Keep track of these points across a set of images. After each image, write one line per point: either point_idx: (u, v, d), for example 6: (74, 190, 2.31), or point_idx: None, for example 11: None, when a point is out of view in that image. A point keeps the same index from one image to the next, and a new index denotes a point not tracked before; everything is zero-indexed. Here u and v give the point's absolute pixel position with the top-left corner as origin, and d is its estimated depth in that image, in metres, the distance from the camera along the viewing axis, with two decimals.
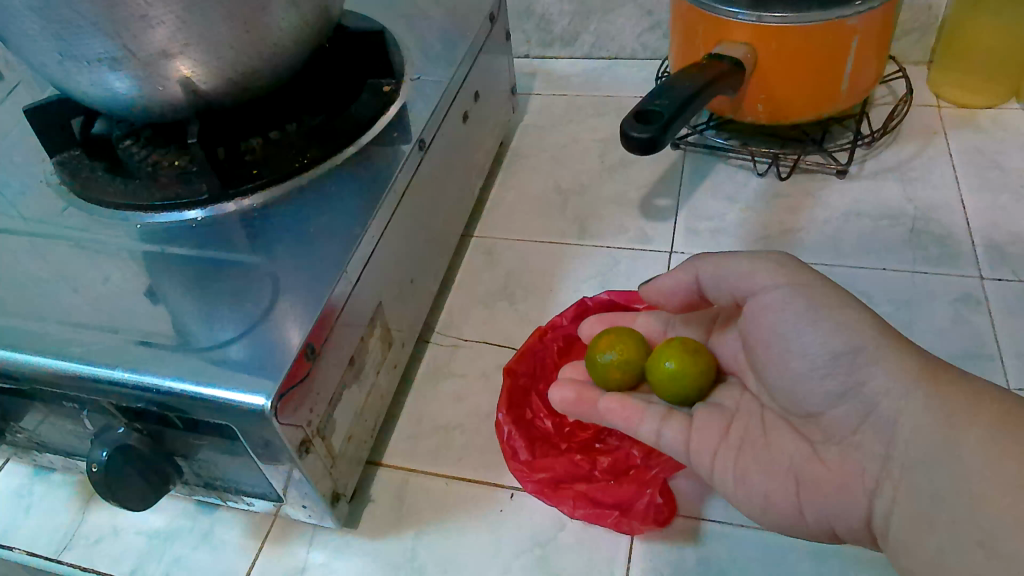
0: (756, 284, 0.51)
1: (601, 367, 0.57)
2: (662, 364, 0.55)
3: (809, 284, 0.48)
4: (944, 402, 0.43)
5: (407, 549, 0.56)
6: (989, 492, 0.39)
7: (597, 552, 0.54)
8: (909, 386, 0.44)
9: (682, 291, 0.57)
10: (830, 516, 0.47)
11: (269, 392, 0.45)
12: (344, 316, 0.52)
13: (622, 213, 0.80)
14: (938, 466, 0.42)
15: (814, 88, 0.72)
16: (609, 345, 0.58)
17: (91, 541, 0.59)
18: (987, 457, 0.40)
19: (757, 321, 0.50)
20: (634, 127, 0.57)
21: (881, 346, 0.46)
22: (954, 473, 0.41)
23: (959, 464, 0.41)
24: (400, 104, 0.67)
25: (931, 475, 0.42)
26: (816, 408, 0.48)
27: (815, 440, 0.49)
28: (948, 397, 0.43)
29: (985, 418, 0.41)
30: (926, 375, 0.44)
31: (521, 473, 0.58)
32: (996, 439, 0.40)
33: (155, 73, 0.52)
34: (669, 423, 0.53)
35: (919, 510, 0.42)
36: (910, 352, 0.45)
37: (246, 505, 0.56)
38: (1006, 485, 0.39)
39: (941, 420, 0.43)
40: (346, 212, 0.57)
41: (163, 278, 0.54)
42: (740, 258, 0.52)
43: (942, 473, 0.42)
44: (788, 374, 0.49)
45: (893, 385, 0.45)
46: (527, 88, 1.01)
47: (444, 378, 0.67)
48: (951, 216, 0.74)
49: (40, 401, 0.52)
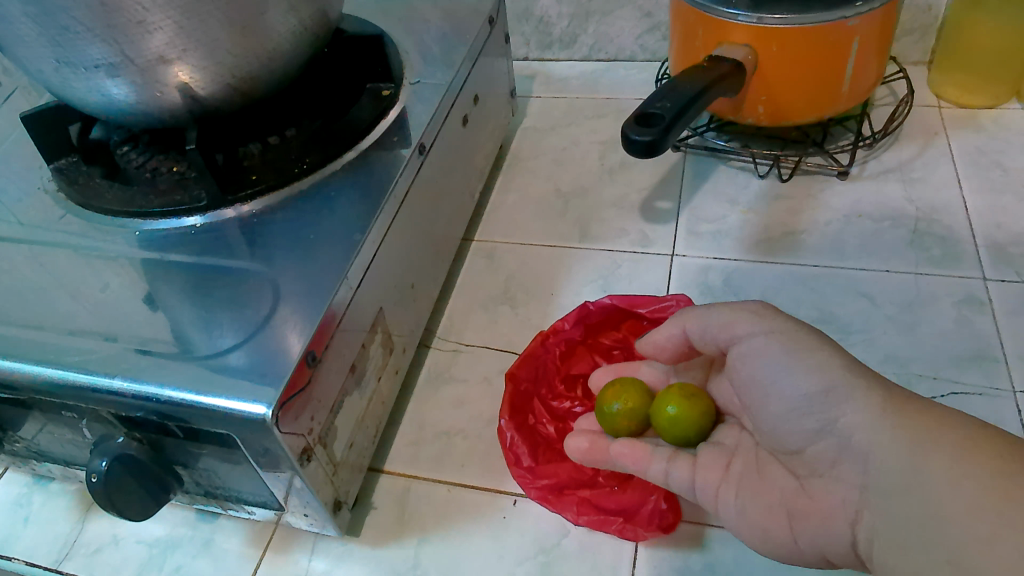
0: (735, 332, 0.51)
1: (609, 417, 0.57)
2: (664, 409, 0.55)
3: (784, 329, 0.49)
4: (912, 429, 0.42)
5: (409, 557, 0.56)
6: (958, 515, 0.39)
7: (601, 559, 0.54)
8: (877, 416, 0.44)
9: (674, 344, 0.57)
10: (818, 544, 0.45)
11: (270, 400, 0.44)
12: (345, 322, 0.52)
13: (623, 216, 0.80)
14: (909, 491, 0.41)
15: (815, 90, 0.72)
16: (615, 396, 0.57)
17: (90, 551, 0.58)
18: (953, 476, 0.40)
19: (738, 370, 0.51)
20: (635, 131, 0.57)
21: (851, 381, 0.45)
22: (924, 498, 0.40)
23: (928, 486, 0.40)
24: (400, 108, 0.67)
25: (902, 500, 0.41)
26: (796, 446, 0.48)
27: (801, 475, 0.47)
28: (914, 422, 0.43)
29: (951, 443, 0.41)
30: (894, 407, 0.44)
31: (524, 479, 0.57)
32: (963, 463, 0.40)
33: (151, 79, 0.52)
34: (676, 462, 0.52)
35: (894, 536, 0.41)
36: (876, 384, 0.45)
37: (247, 513, 0.56)
38: (975, 505, 0.38)
39: (907, 446, 0.42)
40: (345, 218, 0.56)
41: (162, 286, 0.53)
42: (720, 309, 0.52)
43: (913, 498, 0.41)
44: (768, 419, 0.49)
45: (864, 419, 0.44)
46: (526, 91, 1.01)
47: (445, 383, 0.67)
48: (953, 217, 0.73)
49: (38, 410, 0.52)
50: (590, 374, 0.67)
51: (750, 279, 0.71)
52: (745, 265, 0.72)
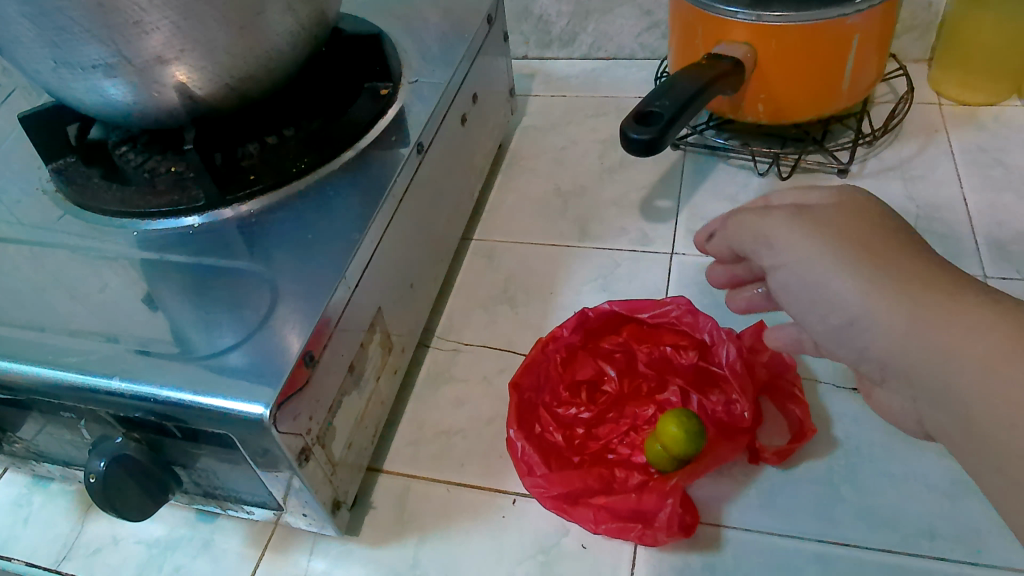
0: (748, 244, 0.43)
1: (659, 460, 0.54)
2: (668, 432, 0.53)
3: (806, 236, 0.40)
4: (918, 310, 0.36)
5: (409, 556, 0.56)
6: (961, 381, 0.35)
7: (601, 559, 0.54)
8: (883, 309, 0.37)
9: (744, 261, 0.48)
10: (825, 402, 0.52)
11: (268, 400, 0.44)
12: (343, 323, 0.52)
13: (623, 214, 0.79)
14: (938, 383, 0.36)
15: (815, 88, 0.72)
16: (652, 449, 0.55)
17: (90, 551, 0.58)
18: (982, 361, 0.34)
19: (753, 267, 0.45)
20: (633, 129, 0.56)
21: (870, 278, 0.37)
22: (952, 390, 0.35)
23: (951, 376, 0.35)
24: (398, 107, 0.67)
25: (929, 391, 0.37)
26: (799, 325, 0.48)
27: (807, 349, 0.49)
28: (927, 301, 0.36)
29: (971, 317, 0.35)
30: (906, 289, 0.37)
31: (538, 489, 0.55)
32: (982, 336, 0.35)
33: (149, 79, 0.51)
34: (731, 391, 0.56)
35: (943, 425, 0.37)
36: (883, 273, 0.37)
37: (246, 513, 0.56)
38: (986, 382, 0.34)
39: (922, 333, 0.36)
40: (344, 218, 0.56)
41: (162, 287, 0.53)
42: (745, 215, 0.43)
43: (937, 386, 0.36)
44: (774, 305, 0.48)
45: (884, 320, 0.37)
46: (525, 90, 1.01)
47: (444, 382, 0.67)
48: (954, 214, 0.73)
49: (37, 411, 0.52)
50: (594, 380, 0.63)
51: None
52: None
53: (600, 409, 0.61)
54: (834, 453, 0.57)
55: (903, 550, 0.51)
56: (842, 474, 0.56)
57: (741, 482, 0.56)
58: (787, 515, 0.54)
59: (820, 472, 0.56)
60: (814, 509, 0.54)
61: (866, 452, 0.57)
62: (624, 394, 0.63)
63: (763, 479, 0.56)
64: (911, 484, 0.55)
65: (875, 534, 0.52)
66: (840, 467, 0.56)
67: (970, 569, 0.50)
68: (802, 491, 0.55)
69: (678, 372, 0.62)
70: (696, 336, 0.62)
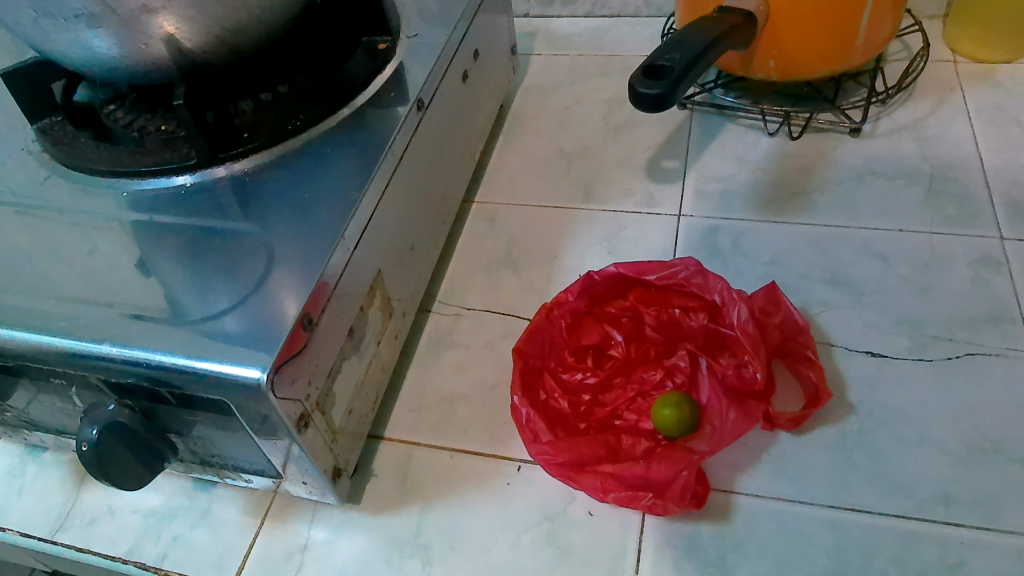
0: None
1: (675, 425, 0.53)
2: (662, 410, 0.54)
3: None
4: None
5: (413, 525, 0.54)
6: None
7: (609, 527, 0.52)
8: None
9: None
10: None
11: (265, 365, 0.42)
12: (342, 286, 0.50)
13: (629, 176, 0.77)
14: None
15: (830, 43, 0.69)
16: (661, 423, 0.54)
17: (86, 521, 0.57)
18: None
19: None
20: (643, 83, 0.54)
21: None
22: None
23: None
24: (396, 63, 0.64)
25: None
26: None
27: None
28: None
29: None
30: None
31: (544, 456, 0.53)
32: None
33: (135, 30, 0.49)
34: None
35: None
36: None
37: (245, 482, 0.54)
38: None
39: None
40: (341, 176, 0.54)
41: (154, 249, 0.51)
42: None
43: None
44: None
45: None
46: (527, 50, 0.98)
47: (447, 347, 0.65)
48: (970, 175, 0.71)
49: (27, 378, 0.50)
50: (601, 345, 0.61)
51: (761, 240, 0.69)
52: (754, 226, 0.70)
53: (606, 374, 0.59)
54: (846, 417, 0.56)
55: (916, 516, 0.50)
56: (854, 439, 0.54)
57: (751, 447, 0.55)
58: (797, 481, 0.53)
59: (831, 438, 0.55)
60: (825, 475, 0.53)
61: (879, 417, 0.55)
62: (631, 358, 0.60)
63: (773, 444, 0.55)
64: (925, 449, 0.53)
65: (888, 501, 0.51)
66: (852, 432, 0.55)
67: (987, 535, 0.49)
68: (813, 457, 0.54)
69: (686, 336, 0.60)
70: (706, 298, 0.60)
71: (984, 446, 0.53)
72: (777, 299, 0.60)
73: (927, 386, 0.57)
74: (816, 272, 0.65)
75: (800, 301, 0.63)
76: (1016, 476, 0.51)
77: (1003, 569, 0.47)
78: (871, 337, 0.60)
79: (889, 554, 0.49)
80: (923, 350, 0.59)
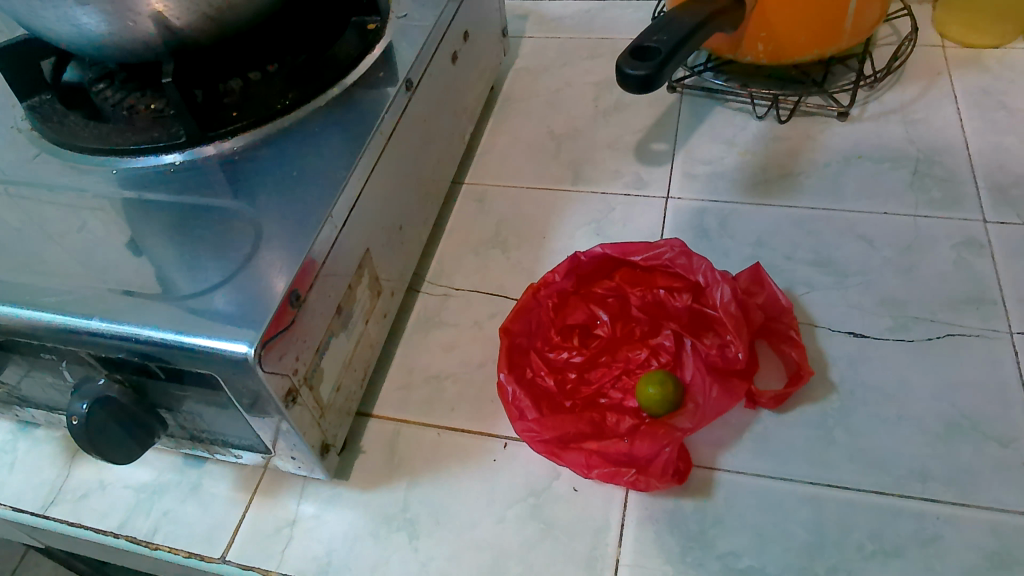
0: None
1: (658, 402, 0.54)
2: (645, 389, 0.55)
3: None
4: None
5: (400, 500, 0.55)
6: None
7: (593, 503, 0.53)
8: None
9: None
10: None
11: (253, 340, 0.43)
12: (330, 263, 0.50)
13: (618, 158, 0.78)
14: None
15: (818, 26, 0.70)
16: (647, 399, 0.55)
17: (78, 495, 0.57)
18: None
19: None
20: (630, 64, 0.54)
21: None
22: None
23: None
24: (386, 43, 0.65)
25: None
26: None
27: None
28: None
29: None
30: None
31: (530, 433, 0.54)
32: None
33: (123, 7, 0.49)
34: None
35: None
36: None
37: (234, 458, 0.55)
38: None
39: None
40: (329, 154, 0.55)
41: (143, 226, 0.52)
42: None
43: None
44: None
45: None
46: (519, 32, 0.98)
47: (435, 327, 0.66)
48: (955, 158, 0.72)
49: (19, 354, 0.50)
50: (586, 324, 0.62)
51: (747, 222, 0.70)
52: (741, 208, 0.71)
53: (591, 353, 0.60)
54: (828, 396, 0.56)
55: (894, 492, 0.51)
56: (835, 417, 0.55)
57: (734, 425, 0.56)
58: (778, 458, 0.54)
59: (813, 416, 0.55)
60: (805, 452, 0.54)
61: (860, 396, 0.56)
62: (617, 338, 0.61)
63: (755, 422, 0.56)
64: (904, 427, 0.54)
65: (866, 477, 0.52)
66: (834, 410, 0.56)
67: (962, 510, 0.50)
68: (794, 434, 0.55)
69: (671, 316, 0.61)
70: (690, 279, 0.60)
71: (961, 424, 0.54)
72: (761, 280, 0.61)
73: (907, 366, 0.57)
74: (802, 254, 0.66)
75: (785, 282, 0.64)
76: (992, 453, 0.52)
77: (977, 544, 0.48)
78: (854, 318, 0.61)
79: (866, 529, 0.50)
80: (904, 331, 0.60)
